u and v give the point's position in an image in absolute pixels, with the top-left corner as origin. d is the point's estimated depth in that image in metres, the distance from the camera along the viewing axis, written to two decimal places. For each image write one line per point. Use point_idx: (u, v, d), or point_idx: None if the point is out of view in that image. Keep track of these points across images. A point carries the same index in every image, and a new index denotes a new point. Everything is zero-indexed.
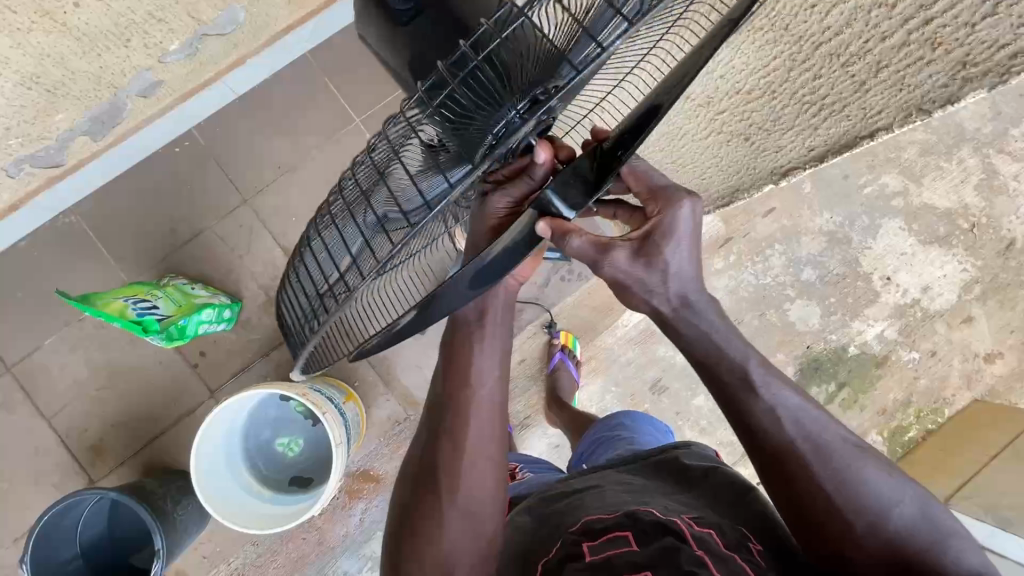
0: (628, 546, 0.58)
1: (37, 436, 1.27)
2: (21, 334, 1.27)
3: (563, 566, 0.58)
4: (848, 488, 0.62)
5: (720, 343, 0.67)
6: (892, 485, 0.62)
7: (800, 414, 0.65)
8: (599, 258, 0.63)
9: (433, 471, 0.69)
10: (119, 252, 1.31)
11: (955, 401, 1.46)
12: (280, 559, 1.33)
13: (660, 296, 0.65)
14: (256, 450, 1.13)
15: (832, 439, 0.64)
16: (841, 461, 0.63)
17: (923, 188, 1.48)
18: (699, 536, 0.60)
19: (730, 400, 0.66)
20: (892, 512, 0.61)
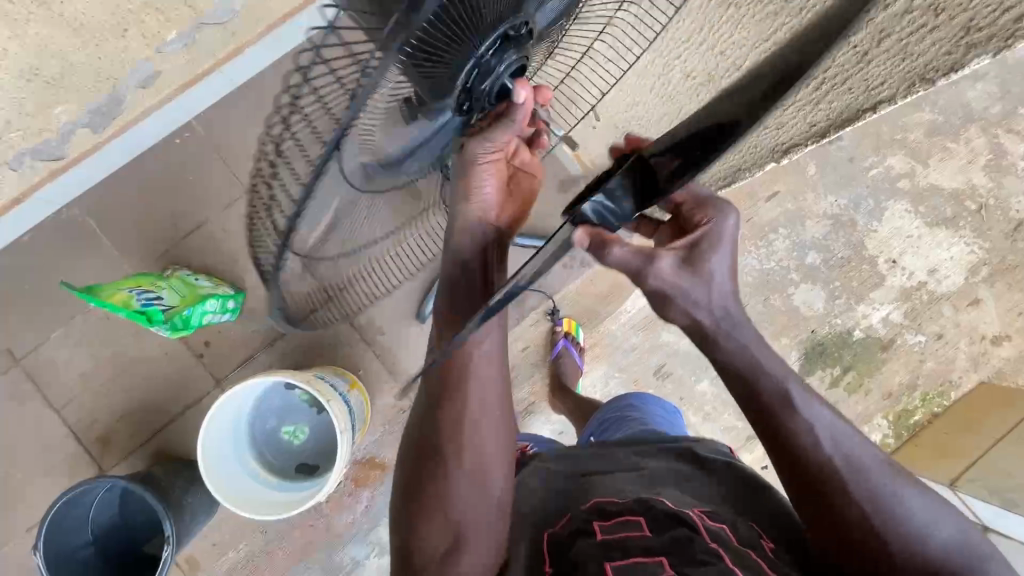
0: (640, 531, 0.63)
1: (47, 427, 1.28)
2: (27, 327, 1.28)
3: (574, 543, 0.64)
4: (886, 509, 0.59)
5: (755, 357, 0.59)
6: (930, 508, 0.60)
7: (838, 432, 0.61)
8: (643, 268, 0.53)
9: (440, 443, 0.67)
10: (122, 245, 1.31)
11: (961, 384, 1.45)
12: (289, 546, 1.35)
13: (703, 307, 0.56)
14: (262, 438, 1.14)
15: (866, 455, 0.61)
16: (878, 478, 0.60)
17: (929, 169, 1.46)
18: (713, 531, 0.64)
19: (764, 418, 0.61)
20: (927, 533, 0.59)
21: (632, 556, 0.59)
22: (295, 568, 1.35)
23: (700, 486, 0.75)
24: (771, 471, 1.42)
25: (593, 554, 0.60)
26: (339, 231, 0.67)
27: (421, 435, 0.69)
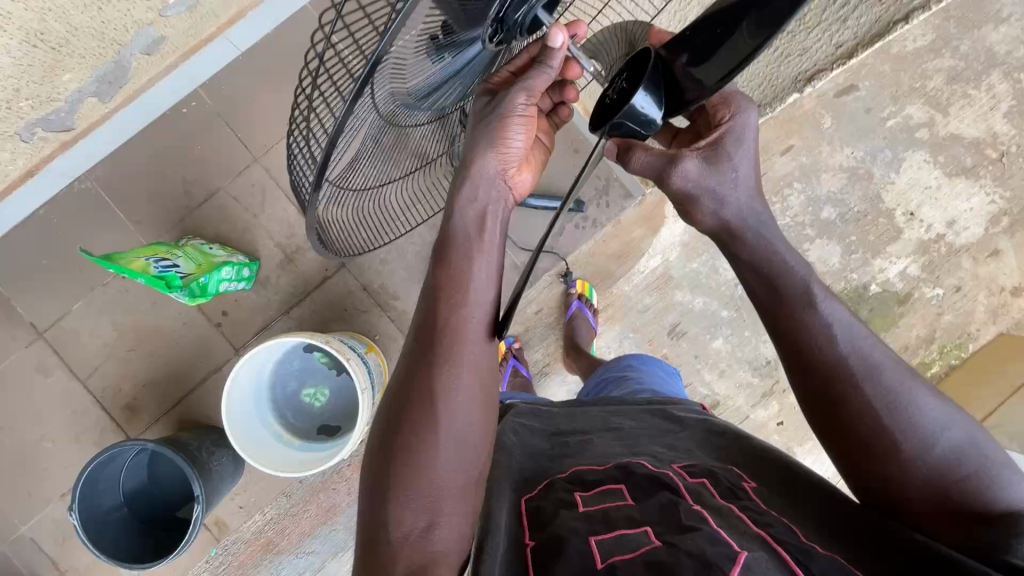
0: (622, 500, 0.60)
1: (73, 397, 1.31)
2: (49, 300, 1.30)
3: (557, 512, 0.60)
4: (896, 408, 0.59)
5: (780, 256, 0.66)
6: (944, 410, 0.59)
7: (850, 329, 0.62)
8: (667, 169, 0.65)
9: (424, 395, 0.64)
10: (136, 216, 1.32)
11: (980, 336, 1.43)
12: (312, 508, 1.38)
13: (731, 205, 0.65)
14: (284, 401, 1.16)
15: (883, 357, 0.61)
16: (894, 381, 0.60)
17: (949, 117, 1.42)
18: (694, 488, 0.61)
19: (778, 311, 0.64)
20: (940, 435, 0.58)
21: (618, 528, 0.55)
22: (319, 529, 1.39)
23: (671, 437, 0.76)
24: (786, 427, 1.42)
25: (574, 526, 0.56)
26: (359, 163, 0.66)
27: (402, 386, 0.66)
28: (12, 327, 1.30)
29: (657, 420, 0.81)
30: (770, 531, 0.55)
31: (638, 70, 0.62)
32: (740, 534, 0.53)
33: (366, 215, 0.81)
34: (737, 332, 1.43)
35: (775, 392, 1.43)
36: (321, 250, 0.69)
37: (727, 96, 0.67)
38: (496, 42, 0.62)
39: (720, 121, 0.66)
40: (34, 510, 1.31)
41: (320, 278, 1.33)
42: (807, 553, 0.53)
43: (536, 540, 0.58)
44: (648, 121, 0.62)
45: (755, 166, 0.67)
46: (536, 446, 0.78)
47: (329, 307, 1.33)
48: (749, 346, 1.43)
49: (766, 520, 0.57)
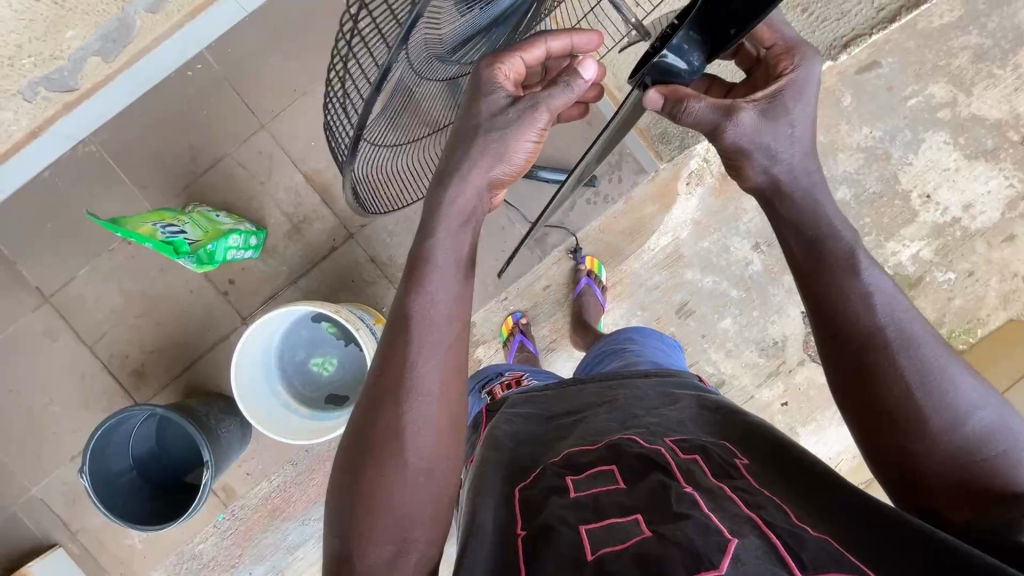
0: (612, 484, 0.61)
1: (81, 361, 1.31)
2: (56, 264, 1.29)
3: (546, 500, 0.60)
4: (931, 385, 0.58)
5: (828, 219, 0.64)
6: (977, 389, 0.59)
7: (892, 300, 0.62)
8: (723, 123, 0.63)
9: (392, 383, 0.60)
10: (141, 181, 1.30)
11: (989, 321, 1.42)
12: (320, 478, 1.40)
13: (783, 163, 0.64)
14: (293, 370, 1.17)
15: (921, 332, 0.61)
16: (929, 351, 0.60)
17: (973, 97, 1.39)
18: (686, 466, 0.62)
19: (820, 274, 0.63)
20: (973, 415, 0.58)
21: (608, 516, 0.55)
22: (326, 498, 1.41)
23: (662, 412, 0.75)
24: (790, 408, 1.43)
25: (564, 513, 0.57)
26: (392, 124, 0.67)
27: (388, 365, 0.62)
28: (18, 291, 1.29)
29: (655, 395, 0.80)
30: (761, 513, 0.55)
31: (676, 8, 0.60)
32: (731, 518, 0.53)
33: (410, 170, 0.82)
34: (746, 311, 1.42)
35: (781, 373, 1.43)
36: (358, 211, 0.71)
37: (790, 47, 0.66)
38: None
39: (779, 74, 0.65)
40: (44, 472, 1.33)
41: (327, 249, 1.32)
42: (797, 537, 0.52)
43: (525, 530, 0.58)
44: (686, 59, 0.60)
45: (811, 117, 0.65)
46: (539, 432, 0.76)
47: (337, 277, 1.33)
48: (757, 326, 1.42)
49: (758, 501, 0.57)
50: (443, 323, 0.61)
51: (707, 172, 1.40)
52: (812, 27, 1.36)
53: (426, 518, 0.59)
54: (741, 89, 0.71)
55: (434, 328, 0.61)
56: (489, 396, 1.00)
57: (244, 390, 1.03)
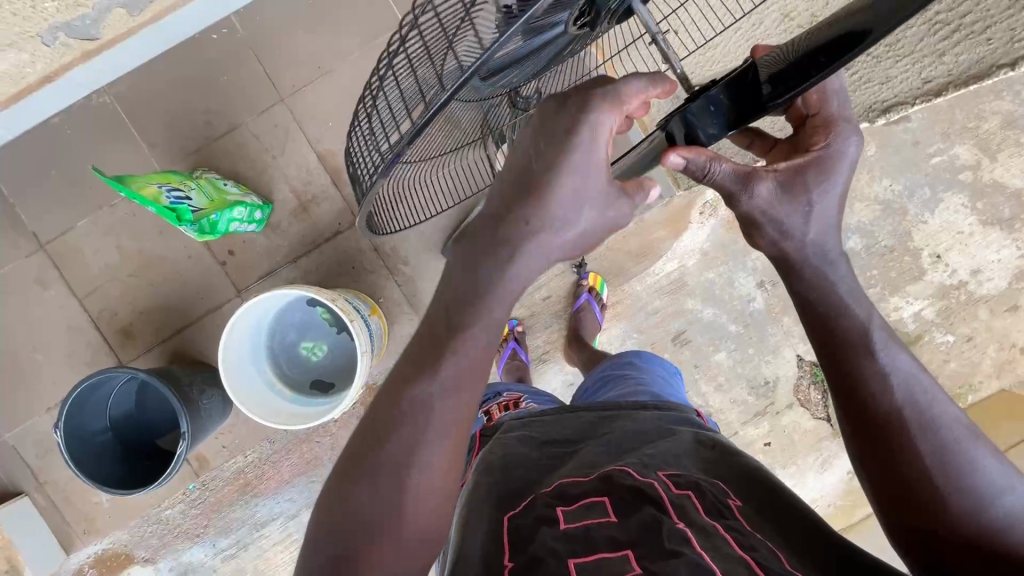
0: (604, 516, 0.61)
1: (69, 313, 1.30)
2: (56, 212, 1.27)
3: (537, 530, 0.60)
4: (952, 466, 0.58)
5: (842, 299, 0.63)
6: (1001, 474, 0.58)
7: (913, 380, 0.61)
8: (741, 189, 0.60)
9: (399, 435, 0.59)
10: (152, 139, 1.28)
11: (980, 388, 1.42)
12: (295, 458, 1.41)
13: (796, 239, 0.62)
14: (282, 351, 1.15)
15: (942, 413, 0.60)
16: (950, 435, 0.59)
17: (996, 164, 1.37)
18: (678, 502, 0.62)
19: (838, 355, 0.63)
20: (997, 500, 0.57)
21: (599, 551, 0.56)
22: (299, 478, 1.42)
23: (660, 444, 0.74)
24: (772, 448, 1.43)
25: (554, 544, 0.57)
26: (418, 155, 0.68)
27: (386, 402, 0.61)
28: (14, 234, 1.27)
29: (653, 425, 0.79)
30: (754, 556, 0.57)
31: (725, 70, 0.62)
32: (724, 562, 0.54)
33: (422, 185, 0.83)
34: (742, 347, 1.41)
35: (769, 413, 1.42)
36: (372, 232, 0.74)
37: (831, 120, 0.62)
38: (580, 25, 0.57)
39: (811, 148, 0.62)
40: (19, 420, 1.31)
41: (331, 232, 1.31)
42: None
43: (514, 561, 0.58)
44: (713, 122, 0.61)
45: (842, 195, 0.62)
46: (533, 458, 0.76)
47: (337, 262, 1.31)
48: (751, 364, 1.42)
49: (750, 543, 0.59)
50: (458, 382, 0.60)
51: (722, 204, 1.39)
52: (856, 87, 1.36)
53: (413, 561, 0.57)
54: (781, 149, 0.67)
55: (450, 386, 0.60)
56: (485, 416, 1.01)
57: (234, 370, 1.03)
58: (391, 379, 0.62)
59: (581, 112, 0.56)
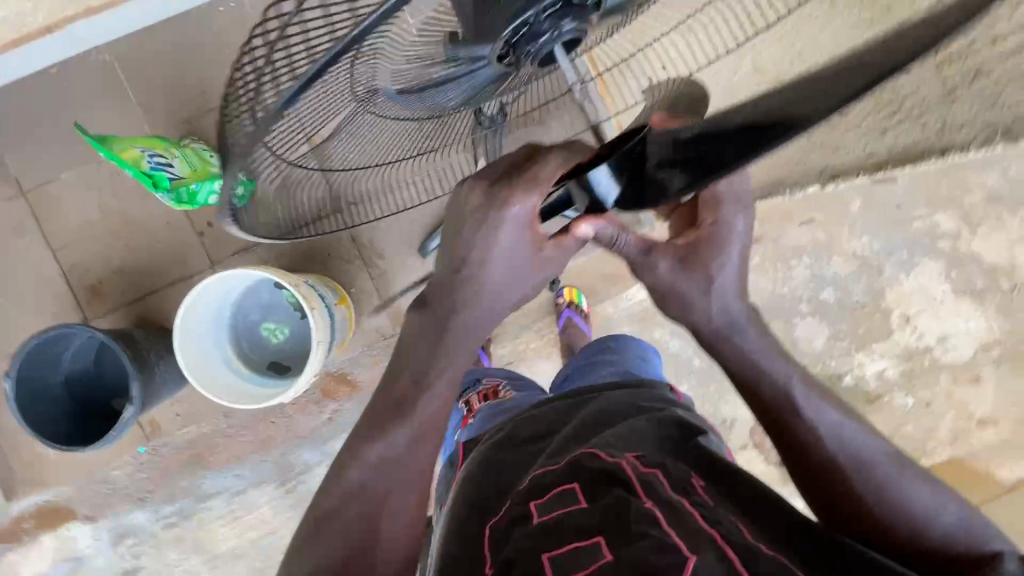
0: (575, 502, 0.63)
1: (41, 263, 1.30)
2: (42, 162, 1.28)
3: (512, 532, 0.63)
4: (893, 494, 0.66)
5: (755, 362, 0.70)
6: (934, 495, 0.66)
7: (841, 429, 0.69)
8: (642, 260, 0.68)
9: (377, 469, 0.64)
10: (147, 103, 1.28)
11: (933, 454, 1.43)
12: (249, 435, 1.42)
13: (703, 313, 0.68)
14: (243, 330, 1.16)
15: (872, 450, 0.68)
16: (885, 472, 0.67)
17: (974, 237, 1.39)
18: (645, 480, 0.65)
19: (775, 416, 0.70)
20: (934, 519, 0.65)
21: (571, 540, 0.58)
22: (251, 455, 1.42)
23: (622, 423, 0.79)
24: None
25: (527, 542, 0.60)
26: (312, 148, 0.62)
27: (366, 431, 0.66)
28: None
29: (618, 410, 0.83)
30: (720, 531, 0.60)
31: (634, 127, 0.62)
32: (689, 538, 0.57)
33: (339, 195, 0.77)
34: (703, 384, 1.42)
35: None
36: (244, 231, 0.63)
37: (718, 197, 0.65)
38: (505, 63, 0.60)
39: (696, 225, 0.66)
40: None
41: None
42: (754, 556, 0.57)
43: (494, 566, 0.61)
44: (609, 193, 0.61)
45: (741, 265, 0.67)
46: (509, 459, 0.80)
47: (313, 247, 1.32)
48: (710, 401, 1.42)
49: (716, 518, 0.62)
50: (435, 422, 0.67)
51: None
52: None
53: None
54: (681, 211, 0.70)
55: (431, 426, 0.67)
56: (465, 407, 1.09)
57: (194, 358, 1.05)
58: (372, 411, 0.67)
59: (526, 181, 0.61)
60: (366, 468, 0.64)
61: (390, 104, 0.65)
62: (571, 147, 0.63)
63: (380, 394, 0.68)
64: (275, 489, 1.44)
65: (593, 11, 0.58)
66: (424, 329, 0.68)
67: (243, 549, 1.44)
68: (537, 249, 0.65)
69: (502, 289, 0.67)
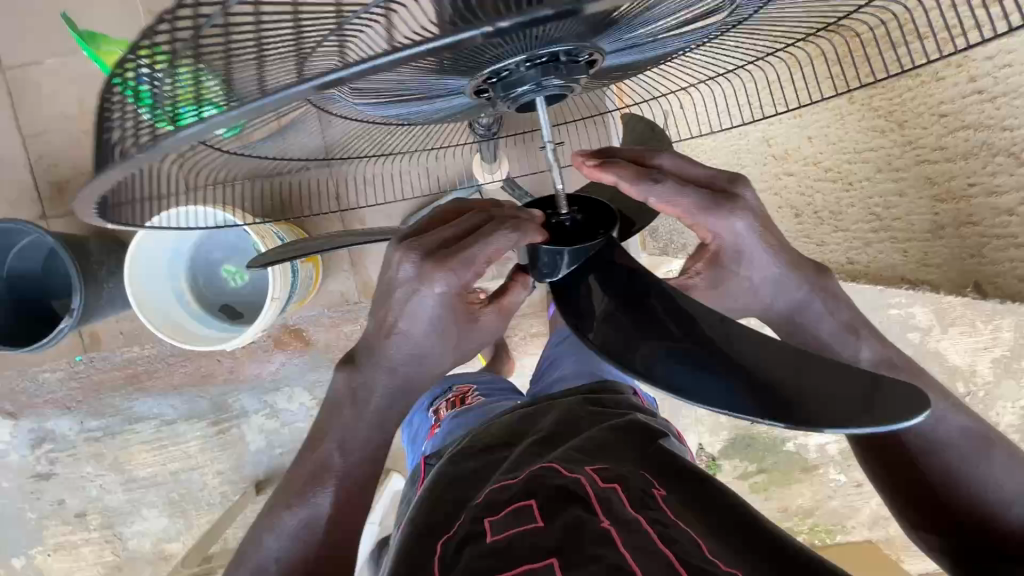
0: (532, 521, 0.60)
1: (8, 146, 1.23)
2: (28, 40, 1.20)
3: (466, 548, 0.60)
4: (960, 479, 0.61)
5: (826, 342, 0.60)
6: (1016, 481, 0.60)
7: (922, 409, 0.61)
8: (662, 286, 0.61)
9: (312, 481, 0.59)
10: (150, 5, 1.20)
11: (851, 532, 1.45)
12: (190, 368, 1.39)
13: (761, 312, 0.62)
14: (202, 266, 1.13)
15: (949, 429, 0.61)
16: (959, 456, 0.61)
17: (944, 336, 1.36)
18: (604, 494, 0.63)
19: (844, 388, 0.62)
20: (1010, 508, 0.59)
21: (526, 562, 0.55)
22: (188, 388, 1.40)
23: (589, 432, 0.78)
24: None
25: (477, 563, 0.57)
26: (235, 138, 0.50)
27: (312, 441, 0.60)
28: None
29: (583, 419, 0.82)
30: (677, 548, 0.56)
31: (608, 221, 0.56)
32: (646, 560, 0.54)
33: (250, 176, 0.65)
34: None
35: None
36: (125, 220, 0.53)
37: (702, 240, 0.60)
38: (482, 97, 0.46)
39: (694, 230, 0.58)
40: None
41: None
42: (707, 572, 0.53)
43: None
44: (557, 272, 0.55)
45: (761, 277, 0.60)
46: (466, 467, 0.78)
47: None
48: None
49: (672, 532, 0.58)
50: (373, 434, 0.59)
51: None
52: None
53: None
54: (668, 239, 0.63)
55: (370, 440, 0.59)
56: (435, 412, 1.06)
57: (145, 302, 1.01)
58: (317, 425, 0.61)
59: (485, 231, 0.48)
60: (296, 515, 0.58)
61: (348, 109, 0.50)
62: (517, 217, 0.50)
63: (304, 453, 0.61)
64: (205, 426, 1.41)
65: (589, 68, 0.43)
66: (354, 387, 0.57)
67: (162, 477, 1.42)
68: (470, 319, 0.53)
69: (425, 353, 0.53)
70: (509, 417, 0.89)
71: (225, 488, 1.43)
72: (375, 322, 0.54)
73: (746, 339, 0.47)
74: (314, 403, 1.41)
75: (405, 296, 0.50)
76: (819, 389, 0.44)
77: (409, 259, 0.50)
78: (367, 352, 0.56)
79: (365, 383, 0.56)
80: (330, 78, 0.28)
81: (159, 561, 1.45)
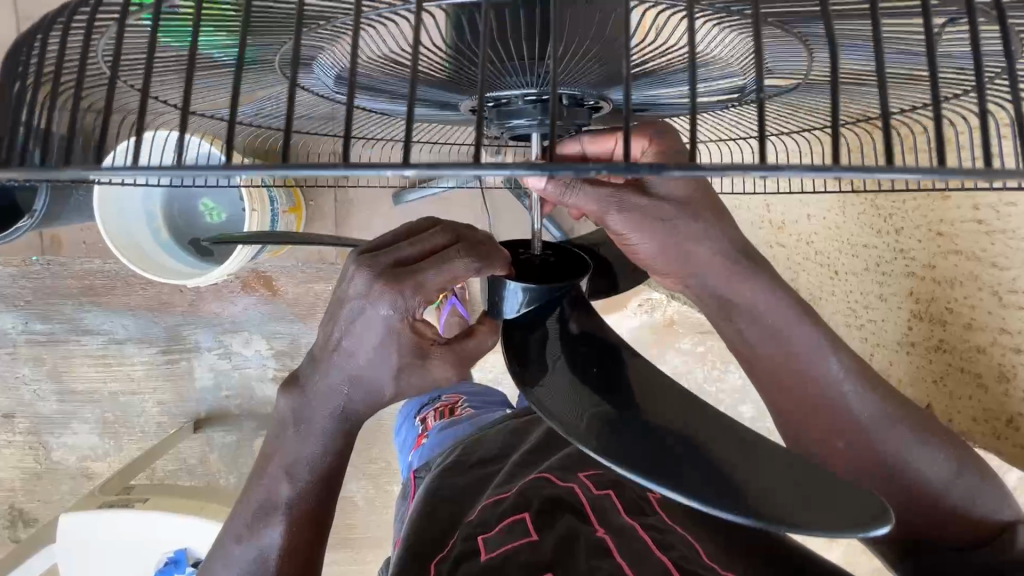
0: (525, 534, 0.65)
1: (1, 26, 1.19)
2: None
3: (461, 561, 0.63)
4: (892, 463, 0.62)
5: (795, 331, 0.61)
6: (941, 462, 0.62)
7: (840, 384, 0.61)
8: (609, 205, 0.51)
9: (267, 508, 0.56)
10: None
11: None
12: (150, 291, 1.35)
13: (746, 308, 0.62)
14: (178, 196, 1.08)
15: (863, 407, 0.62)
16: (880, 437, 0.62)
17: None
18: (598, 504, 0.71)
19: (778, 376, 0.63)
20: (943, 490, 0.62)
21: None
22: (143, 311, 1.36)
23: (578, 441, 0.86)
24: None
25: None
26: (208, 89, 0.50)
27: (264, 447, 0.56)
28: None
29: None
30: (671, 556, 0.62)
31: (575, 271, 0.55)
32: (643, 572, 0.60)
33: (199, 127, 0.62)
34: None
35: None
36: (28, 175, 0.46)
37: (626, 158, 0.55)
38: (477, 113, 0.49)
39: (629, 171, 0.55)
40: None
41: None
42: None
43: None
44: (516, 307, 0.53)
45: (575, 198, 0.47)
46: (458, 481, 0.82)
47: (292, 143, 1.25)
48: None
49: (667, 541, 0.65)
50: (314, 452, 0.54)
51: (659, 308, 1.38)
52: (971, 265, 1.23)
53: None
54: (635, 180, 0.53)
55: (311, 454, 0.54)
56: (421, 424, 1.05)
57: (116, 240, 0.97)
58: (268, 431, 0.56)
59: (444, 253, 0.46)
60: (247, 547, 0.57)
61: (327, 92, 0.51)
62: (483, 245, 0.49)
63: (249, 484, 0.57)
64: (155, 352, 1.38)
65: (592, 111, 0.49)
66: (296, 410, 0.53)
67: (100, 395, 1.39)
68: (422, 357, 0.48)
69: (366, 378, 0.49)
70: (492, 427, 0.93)
71: (163, 419, 1.40)
72: (325, 338, 0.50)
73: (747, 455, 0.41)
74: (270, 353, 1.38)
75: (354, 311, 0.46)
76: (790, 489, 0.39)
77: (361, 274, 0.46)
78: (311, 372, 0.51)
79: (303, 407, 0.52)
80: (356, 171, 0.27)
81: (81, 477, 1.42)
